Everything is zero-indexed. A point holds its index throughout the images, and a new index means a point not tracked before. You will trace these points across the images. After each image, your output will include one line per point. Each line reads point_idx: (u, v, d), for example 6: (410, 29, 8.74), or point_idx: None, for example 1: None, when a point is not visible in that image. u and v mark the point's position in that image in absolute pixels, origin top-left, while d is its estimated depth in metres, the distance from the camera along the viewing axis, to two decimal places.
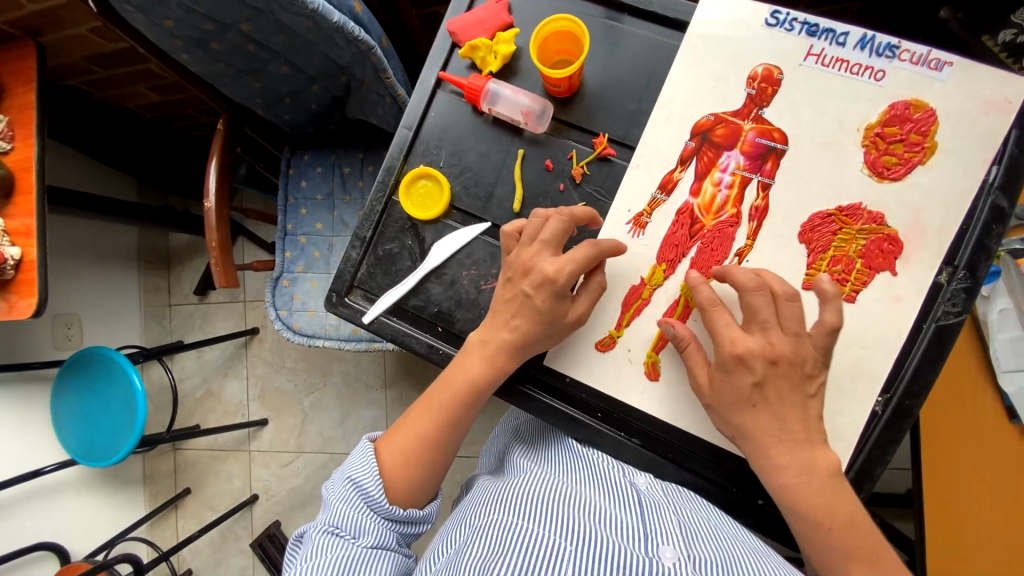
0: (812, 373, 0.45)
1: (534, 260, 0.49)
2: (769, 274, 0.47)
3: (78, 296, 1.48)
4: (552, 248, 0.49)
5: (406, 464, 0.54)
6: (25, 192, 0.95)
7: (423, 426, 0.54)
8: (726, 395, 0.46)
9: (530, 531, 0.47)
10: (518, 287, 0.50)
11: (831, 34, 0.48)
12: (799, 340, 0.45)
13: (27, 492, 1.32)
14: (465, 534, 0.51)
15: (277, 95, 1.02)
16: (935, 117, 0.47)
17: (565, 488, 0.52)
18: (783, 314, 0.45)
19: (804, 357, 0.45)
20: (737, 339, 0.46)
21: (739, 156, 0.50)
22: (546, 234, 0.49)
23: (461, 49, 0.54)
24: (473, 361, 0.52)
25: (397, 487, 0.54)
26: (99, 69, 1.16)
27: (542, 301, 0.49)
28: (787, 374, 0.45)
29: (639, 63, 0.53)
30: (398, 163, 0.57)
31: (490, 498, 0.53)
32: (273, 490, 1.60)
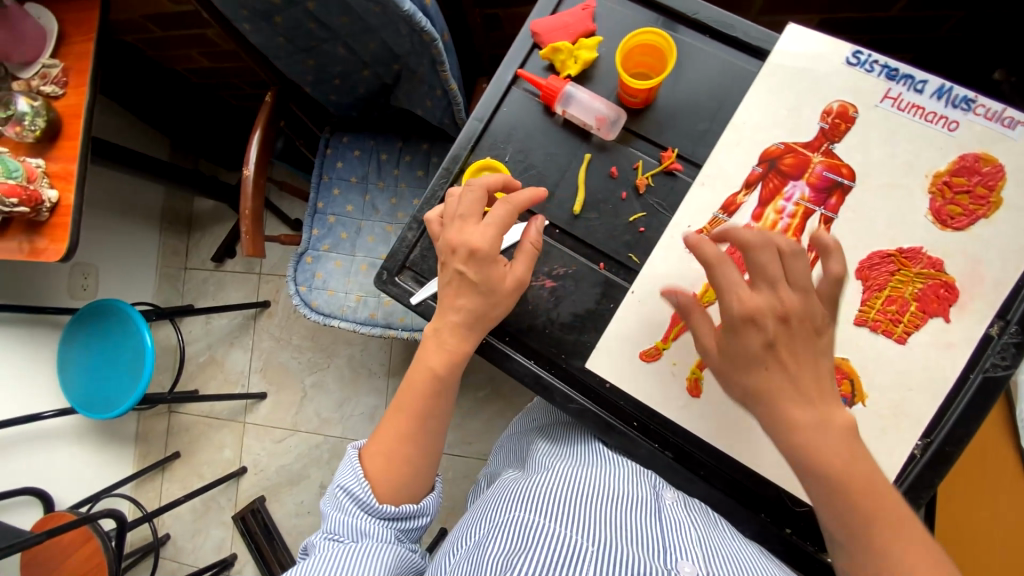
0: (820, 329, 0.42)
1: (456, 237, 0.50)
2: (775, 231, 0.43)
3: (99, 247, 1.49)
4: (472, 220, 0.50)
5: (387, 464, 0.54)
6: (71, 138, 0.95)
7: (399, 425, 0.54)
8: (736, 357, 0.43)
9: (551, 530, 0.49)
10: (450, 266, 0.50)
11: (910, 80, 0.49)
12: (809, 296, 0.42)
13: (21, 435, 1.31)
14: (485, 527, 0.52)
15: (328, 74, 1.03)
16: (1003, 173, 0.48)
17: (586, 493, 0.53)
18: (791, 269, 0.42)
19: (813, 314, 0.42)
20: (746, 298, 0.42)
21: (805, 187, 0.51)
22: (464, 208, 0.50)
23: (543, 50, 0.55)
24: (432, 352, 0.53)
25: (383, 488, 0.53)
26: (156, 28, 1.19)
27: (474, 273, 0.50)
28: (801, 334, 0.42)
29: (715, 84, 0.54)
30: (464, 153, 0.58)
31: (511, 495, 0.54)
32: (263, 465, 1.59)
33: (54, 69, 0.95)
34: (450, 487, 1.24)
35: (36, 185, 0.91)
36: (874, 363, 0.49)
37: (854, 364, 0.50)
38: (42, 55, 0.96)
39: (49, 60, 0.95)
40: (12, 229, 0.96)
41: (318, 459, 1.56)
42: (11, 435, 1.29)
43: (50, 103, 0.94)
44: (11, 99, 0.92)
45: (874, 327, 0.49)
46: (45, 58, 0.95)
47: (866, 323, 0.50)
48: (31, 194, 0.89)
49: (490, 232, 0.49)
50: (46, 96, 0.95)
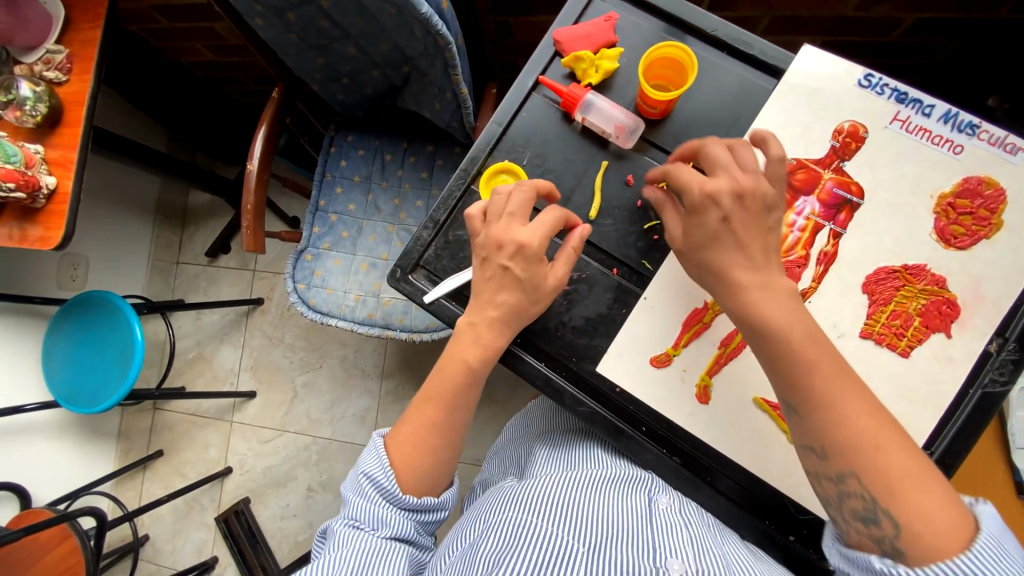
0: (772, 205, 0.46)
1: (504, 232, 0.51)
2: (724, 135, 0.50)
3: (91, 238, 1.46)
4: (520, 218, 0.52)
5: (413, 453, 0.53)
6: (72, 125, 0.93)
7: (428, 415, 0.54)
8: (697, 236, 0.48)
9: (542, 528, 0.48)
10: (495, 263, 0.52)
11: (918, 104, 0.51)
12: (760, 177, 0.46)
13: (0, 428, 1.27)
14: (478, 529, 0.52)
15: (337, 73, 1.04)
16: (1004, 197, 0.50)
17: (579, 493, 0.53)
18: (739, 157, 0.47)
19: (764, 191, 0.46)
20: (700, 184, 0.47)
21: (816, 203, 0.52)
22: (513, 206, 0.52)
23: (564, 58, 0.57)
24: (467, 344, 0.53)
25: (407, 476, 0.53)
26: (163, 18, 1.19)
27: (520, 270, 0.51)
28: (753, 209, 0.46)
29: (731, 99, 0.55)
30: (483, 155, 0.59)
31: (506, 498, 0.55)
32: (248, 466, 1.56)
33: (59, 55, 0.94)
34: None
35: (34, 171, 0.90)
36: (878, 375, 0.51)
37: (858, 376, 0.51)
38: (47, 40, 0.95)
39: (53, 46, 0.94)
40: (5, 214, 0.94)
41: (306, 460, 1.53)
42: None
43: (52, 89, 0.93)
44: (12, 83, 0.91)
45: (878, 340, 0.51)
46: (49, 43, 0.94)
47: (871, 336, 0.51)
48: (28, 179, 0.87)
49: (541, 231, 0.51)
50: (48, 81, 0.94)
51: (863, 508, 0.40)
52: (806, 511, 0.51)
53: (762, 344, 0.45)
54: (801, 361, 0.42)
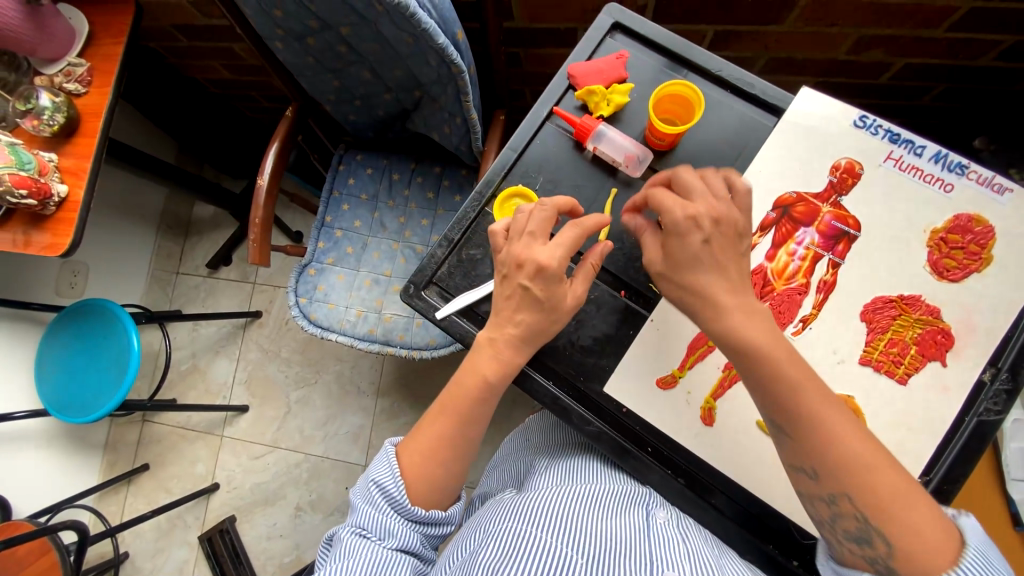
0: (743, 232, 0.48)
1: (522, 251, 0.52)
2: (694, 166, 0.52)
3: (94, 246, 1.47)
4: (539, 237, 0.53)
5: (422, 464, 0.54)
6: (88, 135, 0.96)
7: (439, 427, 0.54)
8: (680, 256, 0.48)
9: (540, 540, 0.48)
10: (515, 282, 0.52)
11: (910, 144, 0.55)
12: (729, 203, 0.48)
13: None
14: (478, 540, 0.51)
15: (351, 95, 1.07)
16: (993, 234, 0.53)
17: (579, 506, 0.53)
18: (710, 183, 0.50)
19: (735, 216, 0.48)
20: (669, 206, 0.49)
21: (815, 234, 0.55)
22: (534, 225, 0.53)
23: (577, 91, 0.60)
24: (485, 359, 0.54)
25: (417, 486, 0.54)
26: (183, 38, 1.23)
27: (539, 289, 0.52)
28: (728, 232, 0.48)
29: (734, 134, 0.58)
30: (497, 178, 0.61)
31: (505, 510, 0.55)
32: (237, 483, 1.53)
33: (80, 68, 0.97)
34: None
35: (47, 179, 0.91)
36: (875, 401, 0.52)
37: (858, 402, 0.52)
38: (69, 53, 0.97)
39: (76, 60, 0.97)
40: (14, 220, 0.94)
41: (297, 478, 1.51)
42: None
43: (70, 100, 0.96)
44: (31, 93, 0.94)
45: (877, 367, 0.52)
46: (71, 56, 0.97)
47: (869, 362, 0.53)
48: (40, 187, 0.88)
49: (559, 251, 0.51)
50: (68, 93, 0.96)
51: (859, 532, 0.42)
52: (808, 535, 0.52)
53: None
54: (802, 384, 0.44)
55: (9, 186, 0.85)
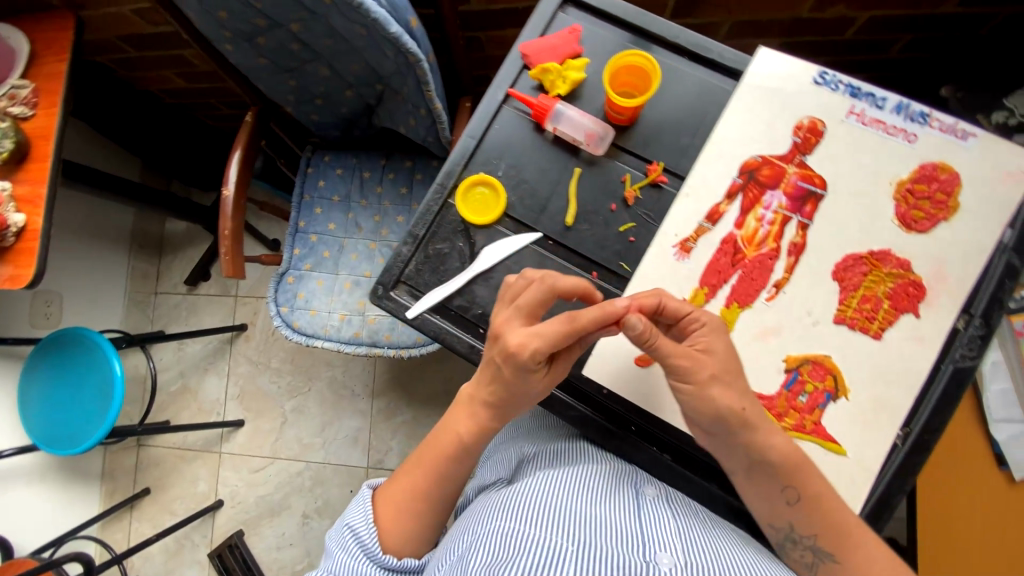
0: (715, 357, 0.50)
1: (500, 325, 0.50)
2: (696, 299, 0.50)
3: (65, 273, 1.42)
4: (522, 316, 0.49)
5: (397, 510, 0.55)
6: (39, 160, 0.91)
7: (414, 480, 0.56)
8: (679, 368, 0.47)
9: (530, 536, 0.48)
10: (490, 354, 0.50)
11: (871, 98, 0.54)
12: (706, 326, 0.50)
13: None
14: (467, 542, 0.51)
15: (310, 94, 1.04)
16: (959, 181, 0.53)
17: (567, 496, 0.53)
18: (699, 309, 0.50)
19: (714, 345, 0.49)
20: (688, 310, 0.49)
21: (782, 197, 0.54)
22: (524, 301, 0.49)
23: (532, 71, 0.58)
24: (461, 418, 0.55)
25: (391, 531, 0.55)
26: (131, 49, 1.17)
27: (506, 369, 0.49)
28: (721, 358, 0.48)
29: (694, 103, 0.57)
30: (458, 168, 0.59)
31: (492, 508, 0.54)
32: (240, 497, 1.52)
33: (25, 89, 0.93)
34: None
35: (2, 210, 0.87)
36: (854, 360, 0.52)
37: (834, 360, 0.52)
38: (11, 74, 0.93)
39: (19, 81, 0.93)
40: None
41: (300, 487, 1.50)
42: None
43: (18, 125, 0.91)
44: None
45: (851, 325, 0.52)
46: (14, 78, 0.93)
47: (844, 321, 0.53)
48: None
49: (535, 342, 0.47)
50: (14, 117, 0.92)
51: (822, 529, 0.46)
52: None
53: (736, 374, 0.47)
54: None
55: None
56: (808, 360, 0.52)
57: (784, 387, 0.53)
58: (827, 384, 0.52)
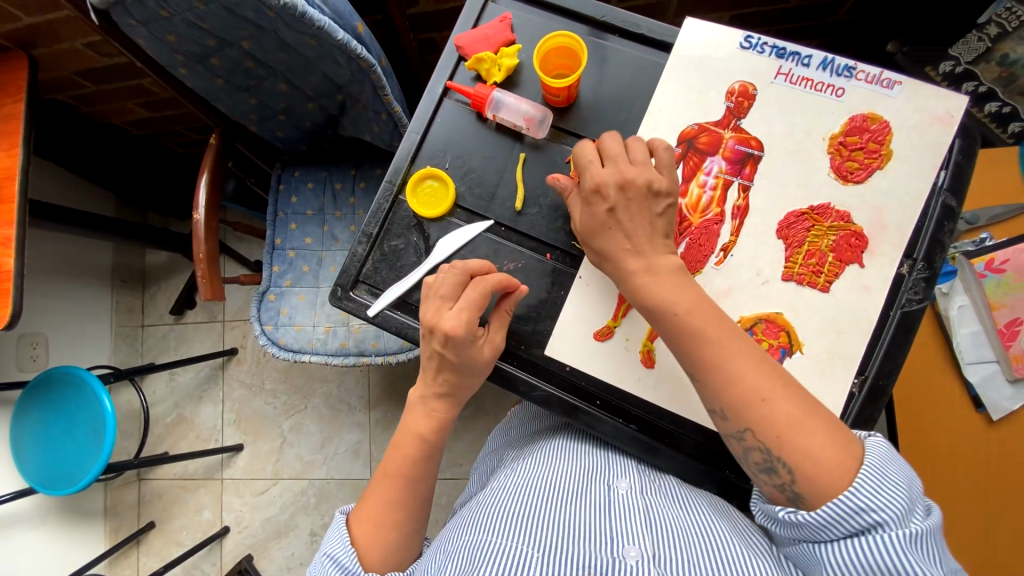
0: (660, 192, 0.49)
1: (433, 316, 0.52)
2: (609, 149, 0.51)
3: (49, 315, 1.40)
4: (450, 301, 0.52)
5: (373, 527, 0.54)
6: (5, 201, 0.87)
7: (387, 496, 0.55)
8: None
9: (501, 544, 0.48)
10: (431, 345, 0.52)
11: (797, 56, 0.55)
12: (649, 168, 0.50)
13: None
14: (443, 555, 0.52)
15: (272, 111, 1.03)
16: (889, 128, 0.54)
17: (539, 499, 0.53)
18: (631, 151, 0.51)
19: (648, 178, 0.49)
20: (591, 162, 0.51)
21: (722, 161, 0.55)
22: (444, 289, 0.52)
23: (468, 61, 0.59)
24: (419, 417, 0.56)
25: (370, 551, 0.54)
26: (89, 83, 1.16)
27: (452, 354, 0.51)
28: (637, 194, 0.49)
29: (628, 78, 0.58)
30: (405, 165, 0.60)
31: (468, 518, 0.55)
32: (247, 521, 1.51)
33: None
34: (443, 512, 1.25)
35: None
36: (807, 314, 0.53)
37: (787, 317, 0.53)
38: None
39: None
40: None
41: (305, 505, 1.49)
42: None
43: None
44: None
45: (799, 280, 0.53)
46: None
47: (792, 277, 0.54)
48: None
49: (465, 320, 0.50)
50: None
51: (763, 460, 0.44)
52: None
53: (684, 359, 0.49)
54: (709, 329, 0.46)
55: None
56: (760, 319, 0.53)
57: None
58: (781, 340, 0.53)
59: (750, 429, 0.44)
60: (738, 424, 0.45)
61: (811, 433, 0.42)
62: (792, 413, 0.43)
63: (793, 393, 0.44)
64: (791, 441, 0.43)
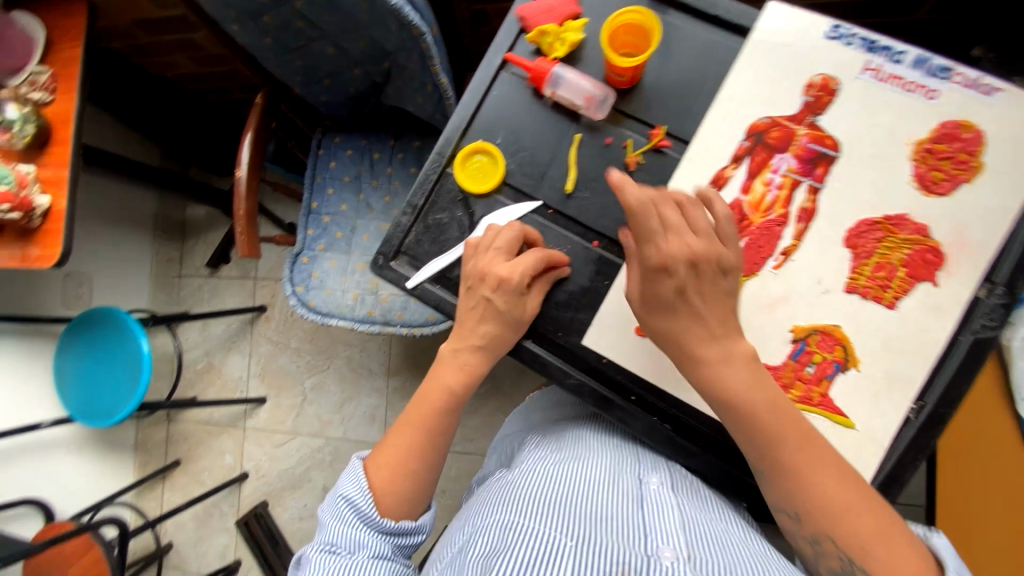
0: (726, 268, 0.47)
1: (486, 267, 0.52)
2: (667, 214, 0.46)
3: (94, 256, 1.46)
4: (505, 255, 0.53)
5: (391, 473, 0.54)
6: (63, 143, 0.86)
7: (406, 448, 0.55)
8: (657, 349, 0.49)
9: (532, 528, 0.48)
10: (479, 294, 0.53)
11: (888, 52, 0.51)
12: (713, 237, 0.46)
13: (18, 449, 1.28)
14: (468, 533, 0.51)
15: (318, 74, 1.01)
16: (983, 138, 0.49)
17: (569, 489, 0.53)
18: (691, 218, 0.47)
19: (717, 254, 0.46)
20: (656, 237, 0.46)
21: (792, 159, 0.52)
22: (501, 242, 0.53)
23: (530, 33, 0.56)
24: (450, 371, 0.56)
25: (387, 498, 0.53)
26: (143, 32, 1.18)
27: (502, 302, 0.53)
28: (706, 275, 0.46)
29: (699, 62, 0.55)
30: (455, 138, 0.59)
31: (493, 499, 0.54)
32: (265, 470, 1.57)
33: (43, 75, 0.86)
34: (452, 483, 1.28)
35: (28, 192, 0.83)
36: (866, 330, 0.51)
37: (845, 331, 0.51)
38: (31, 61, 0.87)
39: (38, 67, 0.86)
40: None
41: (321, 461, 1.55)
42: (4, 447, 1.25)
43: (38, 109, 0.86)
44: None
45: (864, 294, 0.51)
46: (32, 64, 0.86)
47: (855, 290, 0.51)
48: (22, 200, 0.81)
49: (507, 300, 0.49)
50: (34, 102, 0.86)
51: (841, 567, 0.45)
52: None
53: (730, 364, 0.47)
54: None
55: None
56: (816, 329, 0.51)
57: (791, 357, 0.52)
58: (836, 354, 0.51)
59: (830, 537, 0.45)
60: (815, 530, 0.45)
61: (890, 545, 0.43)
62: (872, 523, 0.44)
63: (870, 499, 0.45)
64: (874, 553, 0.43)
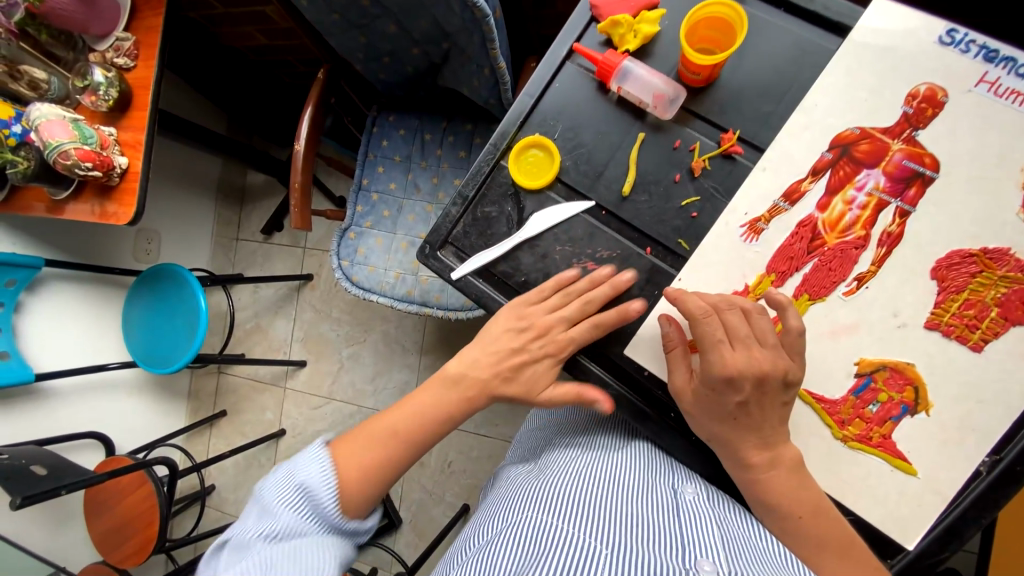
0: (792, 382, 0.46)
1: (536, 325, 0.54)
2: (728, 313, 0.47)
3: (160, 215, 1.54)
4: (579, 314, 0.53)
5: (365, 476, 0.51)
6: (142, 108, 0.91)
7: (387, 450, 0.53)
8: (717, 373, 0.46)
9: (566, 533, 0.46)
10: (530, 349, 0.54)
11: (1011, 63, 0.44)
12: (779, 351, 0.46)
13: (86, 383, 1.40)
14: (496, 526, 0.50)
15: (378, 52, 1.00)
16: None
17: (603, 497, 0.51)
18: (757, 328, 0.47)
19: (784, 369, 0.45)
20: (721, 342, 0.47)
21: (880, 177, 0.47)
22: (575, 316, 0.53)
23: (601, 23, 0.53)
24: (484, 369, 0.55)
25: (352, 490, 0.51)
26: (219, 5, 1.19)
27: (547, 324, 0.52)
28: (771, 390, 0.46)
29: (784, 63, 0.50)
30: (512, 129, 0.57)
31: (523, 494, 0.53)
32: (300, 429, 1.66)
33: (127, 42, 0.90)
34: (473, 464, 1.30)
35: (109, 152, 0.88)
36: (943, 371, 0.46)
37: (918, 370, 0.46)
38: (116, 29, 0.91)
39: (122, 33, 0.90)
40: (81, 192, 0.93)
41: None
42: (76, 384, 1.38)
43: (122, 75, 0.91)
44: (85, 70, 0.88)
45: (946, 332, 0.46)
46: (118, 31, 0.90)
47: (937, 327, 0.46)
48: (104, 159, 0.86)
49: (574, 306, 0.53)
50: (119, 68, 0.91)
51: None
52: (849, 513, 0.48)
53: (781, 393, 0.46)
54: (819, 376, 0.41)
55: (75, 159, 0.82)
56: (885, 366, 0.47)
57: (851, 393, 0.48)
58: (904, 396, 0.47)
59: None
60: None
61: None
62: None
63: None
64: None
